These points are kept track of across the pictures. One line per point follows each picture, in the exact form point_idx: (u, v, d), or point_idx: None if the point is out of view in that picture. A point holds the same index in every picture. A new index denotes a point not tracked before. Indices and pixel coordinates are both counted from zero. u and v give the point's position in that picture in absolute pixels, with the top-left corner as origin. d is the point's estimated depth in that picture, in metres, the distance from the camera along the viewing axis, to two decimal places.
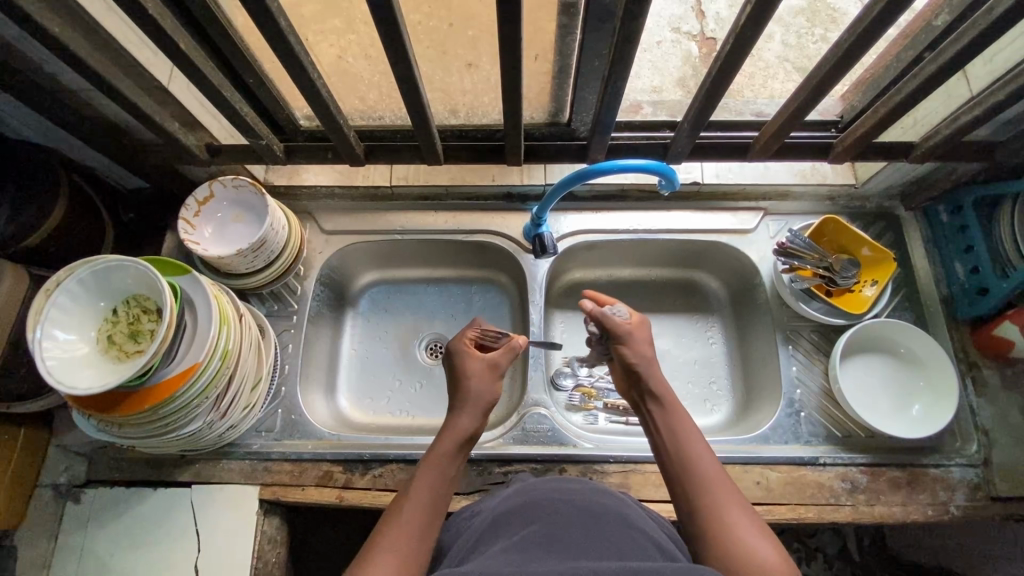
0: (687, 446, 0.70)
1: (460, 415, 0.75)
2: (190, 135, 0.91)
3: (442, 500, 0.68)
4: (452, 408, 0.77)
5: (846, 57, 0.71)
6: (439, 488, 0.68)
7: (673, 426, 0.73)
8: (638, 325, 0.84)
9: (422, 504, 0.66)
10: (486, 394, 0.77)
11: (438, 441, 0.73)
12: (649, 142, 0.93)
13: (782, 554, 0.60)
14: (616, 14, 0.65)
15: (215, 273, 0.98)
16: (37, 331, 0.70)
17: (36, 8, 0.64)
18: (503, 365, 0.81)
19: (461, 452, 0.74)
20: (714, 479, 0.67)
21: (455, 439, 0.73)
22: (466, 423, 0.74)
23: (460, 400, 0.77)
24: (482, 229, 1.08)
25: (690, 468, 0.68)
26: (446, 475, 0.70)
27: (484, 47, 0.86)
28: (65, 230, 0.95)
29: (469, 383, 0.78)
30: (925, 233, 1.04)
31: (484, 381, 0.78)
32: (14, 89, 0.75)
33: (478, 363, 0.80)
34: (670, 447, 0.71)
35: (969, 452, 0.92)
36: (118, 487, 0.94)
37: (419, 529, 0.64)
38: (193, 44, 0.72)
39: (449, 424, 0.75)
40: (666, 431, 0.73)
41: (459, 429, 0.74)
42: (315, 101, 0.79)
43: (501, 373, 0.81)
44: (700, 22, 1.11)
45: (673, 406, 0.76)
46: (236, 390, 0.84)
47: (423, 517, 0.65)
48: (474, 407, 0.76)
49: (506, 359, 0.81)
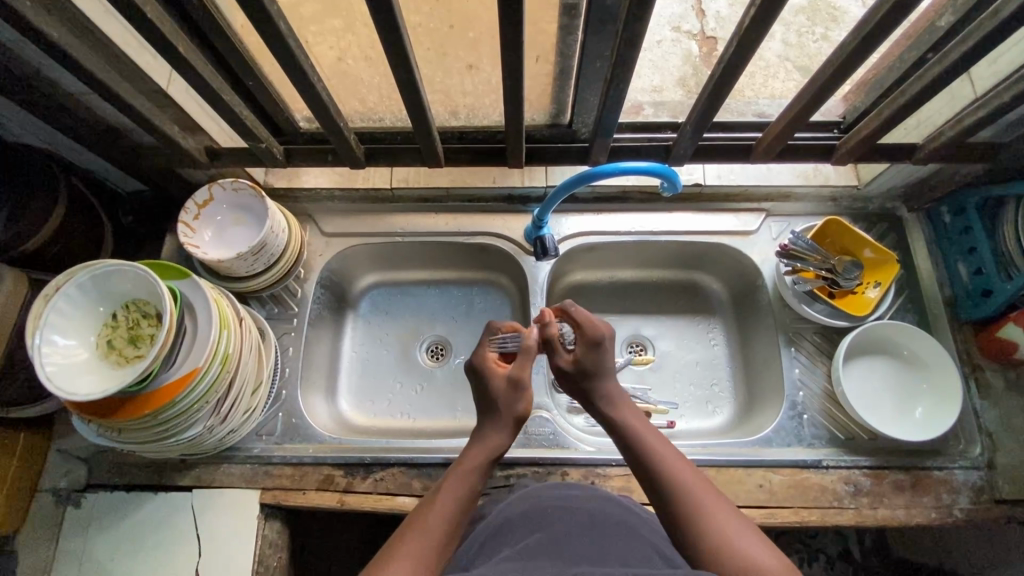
0: (678, 471, 0.68)
1: (491, 431, 0.74)
2: (190, 138, 0.90)
3: (467, 512, 0.67)
4: (484, 422, 0.76)
5: (849, 58, 0.71)
6: (468, 499, 0.68)
7: (657, 457, 0.70)
8: (577, 358, 0.80)
9: (445, 513, 0.65)
10: (516, 408, 0.76)
11: (465, 455, 0.72)
12: (651, 144, 0.93)
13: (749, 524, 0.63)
14: (619, 15, 0.64)
15: (214, 276, 0.98)
16: (36, 336, 0.70)
17: (34, 12, 0.63)
18: (528, 377, 0.77)
19: (491, 466, 0.73)
20: (679, 466, 0.69)
21: (487, 453, 0.72)
22: (498, 437, 0.74)
23: (490, 415, 0.76)
24: (483, 230, 1.08)
25: (685, 486, 0.66)
26: (474, 486, 0.69)
27: (485, 49, 0.85)
28: (63, 233, 0.95)
29: (495, 401, 0.76)
30: (927, 234, 1.04)
31: (511, 396, 0.76)
32: (13, 93, 0.74)
33: (503, 379, 0.77)
34: (651, 474, 0.69)
35: (972, 455, 0.92)
36: (118, 492, 0.93)
37: (442, 537, 0.63)
38: (194, 48, 0.72)
39: (480, 439, 0.75)
40: (640, 457, 0.71)
41: (490, 445, 0.73)
42: (316, 104, 0.78)
43: (528, 385, 0.77)
44: (700, 21, 1.11)
45: (645, 429, 0.74)
46: (236, 394, 0.83)
47: (448, 528, 0.64)
48: (505, 422, 0.75)
49: (528, 371, 0.76)
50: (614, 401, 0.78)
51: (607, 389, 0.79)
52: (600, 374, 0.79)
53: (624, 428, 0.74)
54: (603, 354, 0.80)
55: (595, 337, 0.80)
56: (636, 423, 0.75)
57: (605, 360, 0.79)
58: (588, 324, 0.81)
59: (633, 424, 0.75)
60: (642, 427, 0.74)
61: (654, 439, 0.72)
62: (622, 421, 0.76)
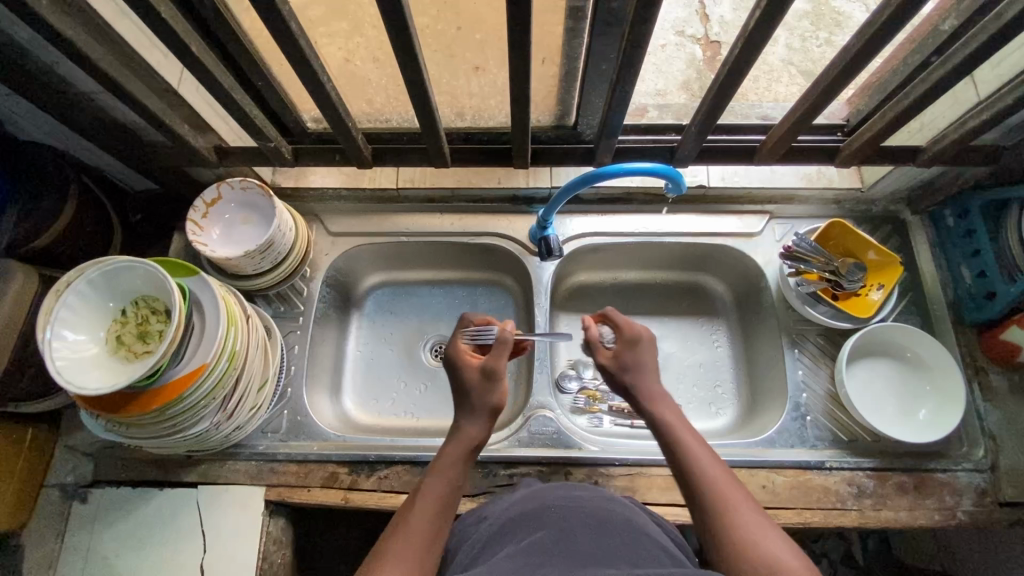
0: (695, 455, 0.70)
1: (465, 423, 0.74)
2: (200, 138, 0.91)
3: (450, 508, 0.68)
4: (459, 415, 0.75)
5: (853, 62, 0.71)
6: (449, 496, 0.68)
7: (695, 463, 0.69)
8: (617, 355, 0.80)
9: (432, 510, 0.66)
10: (491, 399, 0.75)
11: (443, 451, 0.72)
12: (656, 145, 0.94)
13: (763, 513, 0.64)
14: (625, 18, 0.65)
15: (221, 274, 0.98)
16: (46, 331, 0.71)
17: (50, 12, 0.64)
18: (504, 365, 0.76)
19: (470, 458, 0.72)
20: (702, 454, 0.70)
21: (463, 447, 0.72)
22: (473, 430, 0.73)
23: (464, 407, 0.75)
24: (489, 231, 1.08)
25: (701, 472, 0.68)
26: (453, 481, 0.69)
27: (492, 51, 0.87)
28: (72, 230, 0.96)
29: (470, 392, 0.75)
30: (931, 238, 1.04)
31: (484, 388, 0.75)
32: (27, 91, 0.75)
33: (476, 369, 0.77)
34: (682, 468, 0.69)
35: (976, 457, 0.92)
36: (124, 488, 0.94)
37: (429, 536, 0.64)
38: (205, 47, 0.73)
39: (456, 432, 0.74)
40: (675, 457, 0.70)
41: (467, 438, 0.73)
42: (324, 104, 0.79)
43: (502, 376, 0.76)
44: (704, 26, 1.12)
45: (682, 427, 0.73)
46: (242, 392, 0.84)
47: (432, 527, 0.65)
48: (482, 414, 0.74)
49: (501, 361, 0.75)
50: (652, 397, 0.77)
51: (647, 386, 0.78)
52: (640, 371, 0.79)
53: (660, 423, 0.74)
54: (642, 352, 0.81)
55: (632, 339, 0.81)
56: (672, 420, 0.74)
57: (644, 359, 0.80)
58: (627, 325, 0.82)
59: (669, 419, 0.74)
60: (677, 422, 0.74)
61: (691, 441, 0.71)
62: (659, 418, 0.75)
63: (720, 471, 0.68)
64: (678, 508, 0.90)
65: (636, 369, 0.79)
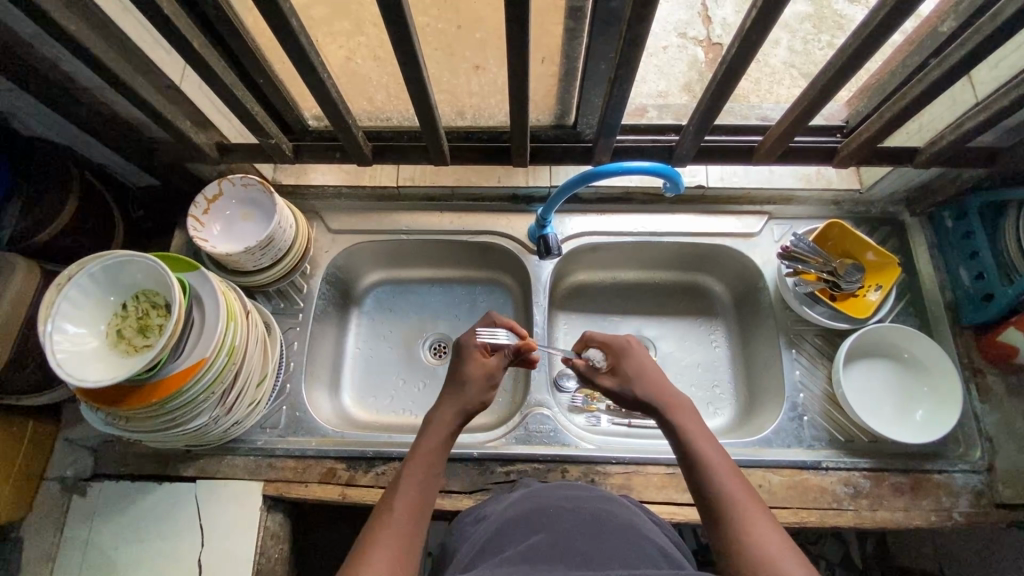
0: (719, 467, 0.68)
1: (449, 408, 0.75)
2: (201, 134, 0.92)
3: (428, 496, 0.68)
4: (441, 399, 0.76)
5: (850, 62, 0.71)
6: (427, 484, 0.69)
7: (717, 476, 0.67)
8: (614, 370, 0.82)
9: (412, 500, 0.66)
10: (482, 396, 0.76)
11: (423, 437, 0.72)
12: (654, 145, 0.94)
13: (778, 528, 0.62)
14: (622, 17, 0.65)
15: (221, 270, 0.99)
16: (48, 324, 0.71)
17: (53, 7, 0.65)
18: (500, 375, 0.79)
19: (447, 445, 0.73)
20: (722, 466, 0.68)
21: (443, 435, 0.72)
22: (450, 416, 0.74)
23: (453, 393, 0.76)
24: (488, 229, 1.09)
25: (721, 482, 0.66)
26: (434, 467, 0.70)
27: (492, 50, 0.87)
28: (74, 225, 0.96)
29: (466, 385, 0.76)
30: (930, 239, 1.04)
31: (480, 383, 0.77)
32: (29, 85, 0.76)
33: (479, 366, 0.78)
34: (704, 479, 0.68)
35: (972, 458, 0.92)
36: (124, 482, 0.94)
37: (410, 527, 0.64)
38: (207, 45, 0.74)
39: (436, 414, 0.75)
40: (699, 473, 0.68)
41: (444, 423, 0.73)
42: (325, 102, 0.80)
43: (498, 382, 0.79)
44: (707, 28, 1.12)
45: (706, 441, 0.71)
46: (240, 388, 0.85)
47: (410, 515, 0.65)
48: (465, 404, 0.75)
49: (501, 369, 0.79)
50: (667, 400, 0.76)
51: (658, 390, 0.77)
52: (643, 375, 0.80)
53: (686, 436, 0.72)
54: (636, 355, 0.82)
55: (623, 351, 0.83)
56: (694, 429, 0.72)
57: (640, 360, 0.82)
58: (612, 339, 0.85)
59: (694, 431, 0.72)
60: (703, 437, 0.72)
61: (716, 455, 0.69)
62: (683, 431, 0.73)
63: (744, 492, 0.65)
64: (673, 507, 0.90)
65: (633, 368, 0.80)
